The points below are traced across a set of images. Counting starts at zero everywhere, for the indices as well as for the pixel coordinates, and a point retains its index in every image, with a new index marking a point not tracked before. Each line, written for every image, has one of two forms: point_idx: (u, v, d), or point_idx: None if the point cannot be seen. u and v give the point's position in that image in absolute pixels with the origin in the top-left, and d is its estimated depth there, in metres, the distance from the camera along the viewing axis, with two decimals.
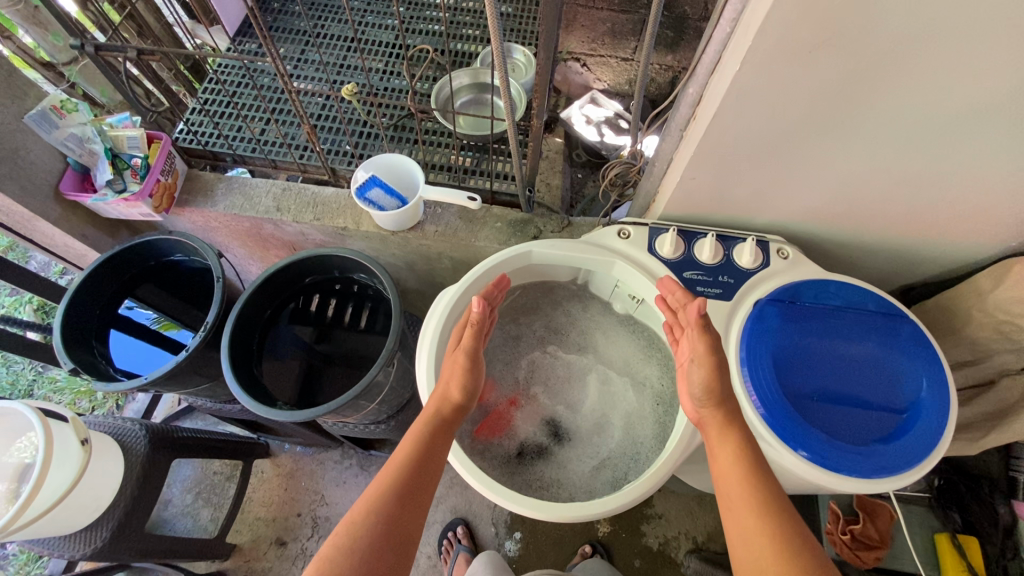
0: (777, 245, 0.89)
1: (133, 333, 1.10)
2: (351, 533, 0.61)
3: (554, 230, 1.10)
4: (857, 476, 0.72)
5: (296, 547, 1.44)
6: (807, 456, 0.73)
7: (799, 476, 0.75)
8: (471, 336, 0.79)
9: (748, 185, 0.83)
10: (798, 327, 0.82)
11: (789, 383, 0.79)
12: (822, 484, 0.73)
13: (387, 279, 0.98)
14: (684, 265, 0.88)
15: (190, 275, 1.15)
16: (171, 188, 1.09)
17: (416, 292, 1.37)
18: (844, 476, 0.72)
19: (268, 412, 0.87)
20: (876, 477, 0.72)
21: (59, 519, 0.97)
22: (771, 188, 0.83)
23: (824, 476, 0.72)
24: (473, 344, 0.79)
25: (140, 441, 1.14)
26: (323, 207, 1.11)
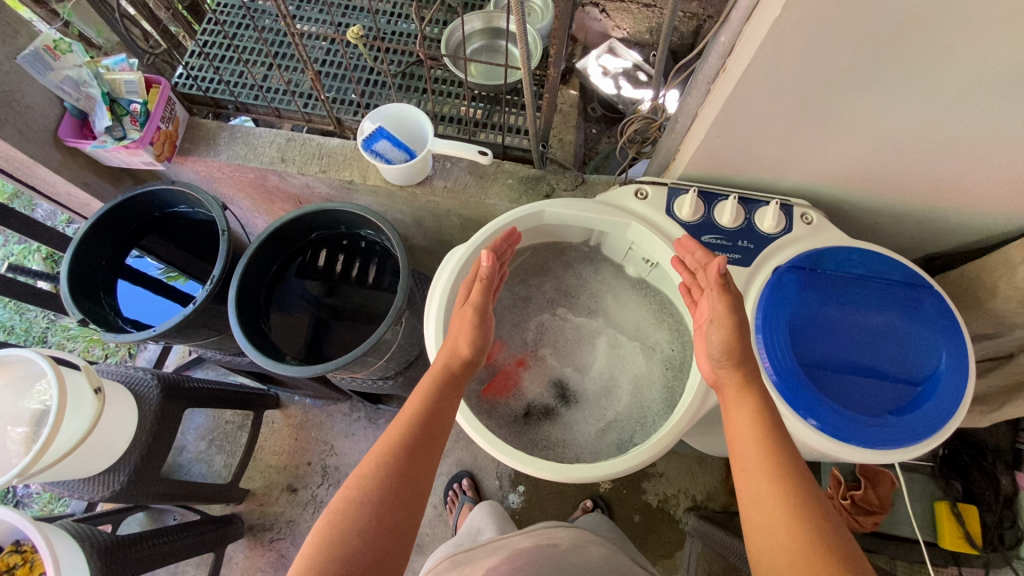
0: (801, 210, 0.83)
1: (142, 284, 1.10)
2: (360, 485, 0.63)
3: (567, 188, 1.06)
4: (866, 446, 0.71)
5: (307, 494, 1.49)
6: (817, 426, 0.72)
7: (807, 444, 0.75)
8: (479, 291, 0.77)
9: (776, 144, 0.78)
10: (818, 295, 0.79)
11: (803, 352, 0.77)
12: (829, 453, 0.73)
13: (395, 235, 0.95)
14: (702, 229, 0.83)
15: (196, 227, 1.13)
16: (173, 136, 1.06)
17: (424, 250, 1.35)
18: (853, 446, 0.72)
19: (276, 368, 0.87)
20: (885, 448, 0.71)
21: (78, 463, 1.00)
22: (801, 148, 0.78)
23: (832, 445, 0.72)
24: (481, 301, 0.77)
25: (151, 391, 1.16)
26: (328, 158, 1.08)
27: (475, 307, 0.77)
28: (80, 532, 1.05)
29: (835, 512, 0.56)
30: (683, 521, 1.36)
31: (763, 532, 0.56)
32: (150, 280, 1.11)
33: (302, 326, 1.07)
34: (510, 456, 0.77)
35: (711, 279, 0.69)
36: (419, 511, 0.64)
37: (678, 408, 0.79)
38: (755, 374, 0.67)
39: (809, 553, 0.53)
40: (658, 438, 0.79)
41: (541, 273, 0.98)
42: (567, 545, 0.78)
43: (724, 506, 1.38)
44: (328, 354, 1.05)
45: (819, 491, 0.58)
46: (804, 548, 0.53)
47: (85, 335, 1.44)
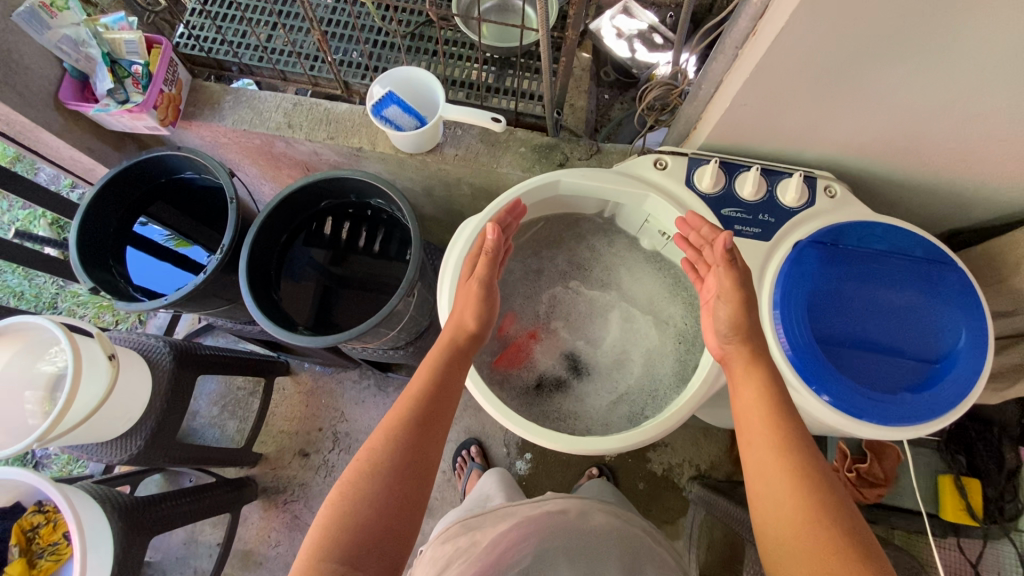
0: (825, 182, 0.81)
1: (149, 251, 1.09)
2: (372, 456, 0.64)
3: (582, 157, 1.04)
4: (879, 423, 0.72)
5: (319, 459, 1.52)
6: (830, 402, 0.72)
7: (819, 419, 0.75)
8: (486, 265, 0.77)
9: (802, 114, 0.75)
10: (837, 271, 0.78)
11: (821, 328, 0.76)
12: (840, 428, 0.73)
13: (407, 205, 0.93)
14: (722, 201, 0.80)
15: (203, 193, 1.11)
16: (176, 100, 1.03)
17: (433, 219, 1.34)
18: (865, 422, 0.72)
19: (287, 337, 0.87)
20: (898, 425, 0.71)
21: (94, 428, 1.02)
22: (827, 119, 0.75)
23: (844, 420, 0.72)
24: (486, 274, 0.77)
25: (164, 357, 1.17)
26: (337, 124, 1.05)
27: (481, 280, 0.77)
28: (101, 494, 1.07)
29: (838, 484, 0.57)
30: (686, 489, 1.39)
31: (770, 506, 0.57)
32: (159, 247, 1.10)
33: (311, 295, 1.06)
34: (514, 422, 0.77)
35: (717, 254, 0.68)
36: (429, 480, 0.65)
37: (690, 383, 0.79)
38: (762, 348, 0.67)
39: (815, 525, 0.53)
40: (665, 411, 0.80)
41: (554, 245, 0.97)
42: (577, 510, 0.80)
43: (728, 475, 1.40)
44: (337, 323, 1.05)
45: (823, 463, 0.58)
46: (809, 521, 0.54)
47: (95, 302, 1.44)
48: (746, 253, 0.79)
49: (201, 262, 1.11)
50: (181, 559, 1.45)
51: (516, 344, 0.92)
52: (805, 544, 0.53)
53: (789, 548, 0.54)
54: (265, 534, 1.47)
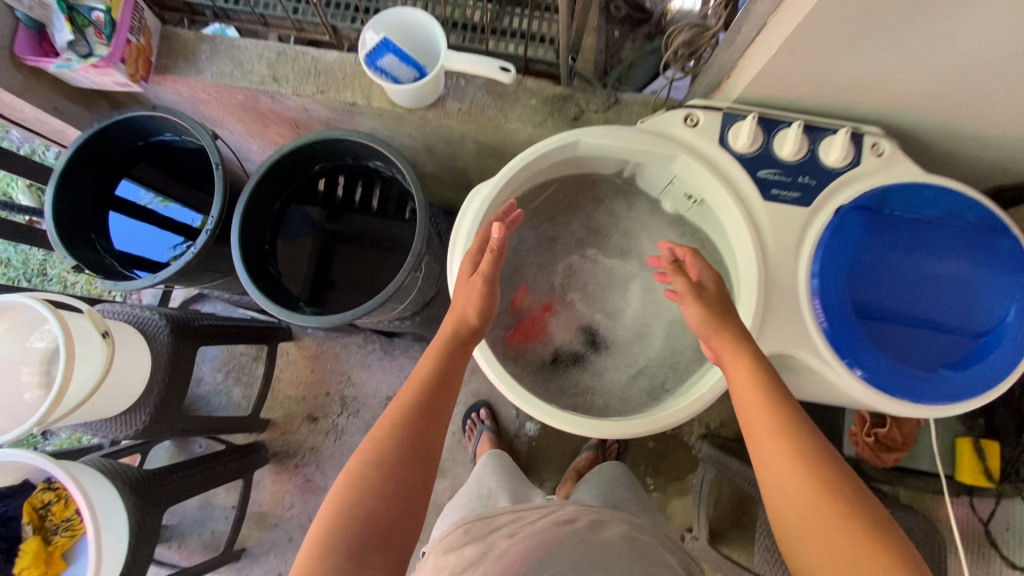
0: (872, 139, 0.72)
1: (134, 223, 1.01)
2: (374, 451, 0.60)
3: (597, 109, 0.95)
4: (912, 400, 0.68)
5: (328, 423, 1.52)
6: (863, 377, 0.69)
7: (848, 393, 0.72)
8: (489, 262, 0.68)
9: (853, 66, 0.66)
10: (882, 239, 0.71)
11: (860, 301, 0.71)
12: (869, 403, 0.70)
13: (410, 171, 0.85)
14: (758, 162, 0.72)
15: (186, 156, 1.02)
16: (146, 51, 0.93)
17: (434, 177, 1.25)
18: (897, 399, 0.69)
19: (285, 317, 0.81)
20: (932, 403, 0.68)
21: (95, 406, 1.01)
22: (881, 71, 0.66)
23: (875, 397, 0.69)
24: (490, 270, 0.69)
25: (162, 331, 1.12)
26: (326, 75, 0.95)
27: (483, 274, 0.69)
28: (111, 469, 1.07)
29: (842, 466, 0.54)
30: (696, 448, 1.39)
31: (782, 499, 0.54)
32: (142, 210, 1.02)
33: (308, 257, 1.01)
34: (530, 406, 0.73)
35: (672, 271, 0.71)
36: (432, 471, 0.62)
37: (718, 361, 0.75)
38: (742, 331, 0.64)
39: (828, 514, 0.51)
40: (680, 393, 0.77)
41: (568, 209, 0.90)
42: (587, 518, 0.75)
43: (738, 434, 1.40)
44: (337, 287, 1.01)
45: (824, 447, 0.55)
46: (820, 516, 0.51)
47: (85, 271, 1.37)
48: (783, 221, 0.72)
49: (191, 224, 1.04)
50: (198, 521, 1.48)
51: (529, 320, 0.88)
52: (825, 535, 0.50)
53: (808, 541, 0.51)
54: (279, 496, 1.49)
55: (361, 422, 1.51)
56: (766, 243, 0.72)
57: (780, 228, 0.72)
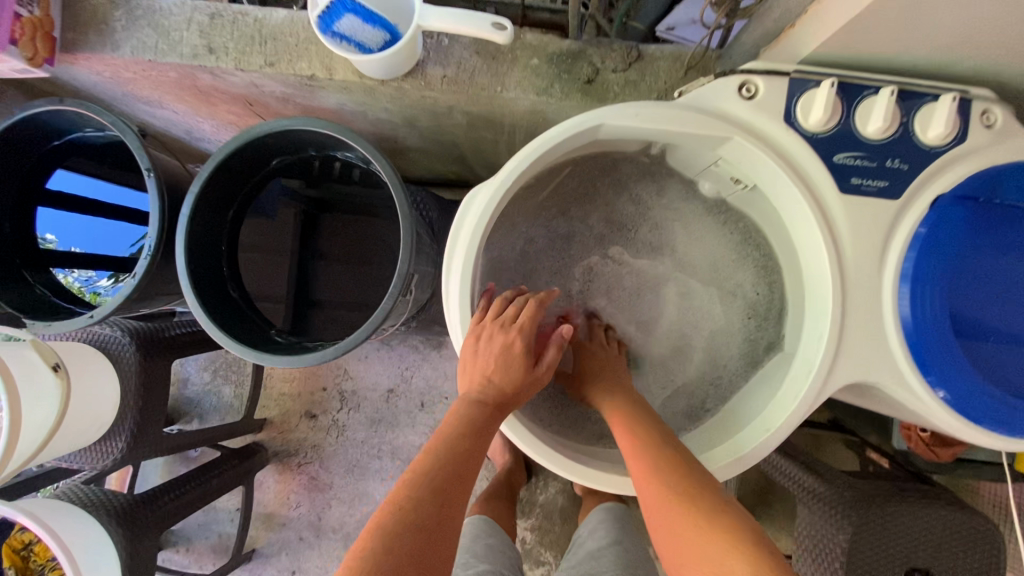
0: (982, 106, 0.56)
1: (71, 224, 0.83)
2: (402, 515, 0.46)
3: (616, 68, 0.75)
4: (1003, 431, 0.56)
5: (328, 419, 1.42)
6: (946, 399, 0.56)
7: (923, 418, 0.59)
8: (558, 352, 0.65)
9: (971, 16, 0.48)
10: (988, 236, 0.56)
11: (957, 313, 0.56)
12: (949, 431, 0.57)
13: (390, 169, 0.69)
14: (834, 144, 0.56)
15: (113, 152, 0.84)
16: (44, 24, 0.73)
17: (420, 151, 1.06)
18: (984, 429, 0.56)
19: (264, 361, 0.68)
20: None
21: (57, 446, 0.89)
22: (1010, 21, 0.49)
23: (959, 425, 0.56)
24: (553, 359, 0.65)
25: (126, 350, 0.99)
26: (275, 42, 0.76)
27: (550, 365, 0.64)
28: (94, 500, 0.98)
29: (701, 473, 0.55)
30: None
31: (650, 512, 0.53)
32: (78, 201, 0.84)
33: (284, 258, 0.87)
34: (567, 468, 0.61)
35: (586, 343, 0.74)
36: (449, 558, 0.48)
37: (775, 392, 0.62)
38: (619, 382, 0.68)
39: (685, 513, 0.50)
40: (714, 425, 0.68)
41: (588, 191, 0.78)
42: None
43: None
44: (325, 271, 0.90)
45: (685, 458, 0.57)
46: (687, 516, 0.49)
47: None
48: (866, 220, 0.56)
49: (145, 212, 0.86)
50: (204, 525, 1.42)
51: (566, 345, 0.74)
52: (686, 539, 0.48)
53: (671, 549, 0.49)
54: (285, 496, 1.42)
55: (363, 416, 1.42)
56: (842, 249, 0.57)
57: (861, 229, 0.56)
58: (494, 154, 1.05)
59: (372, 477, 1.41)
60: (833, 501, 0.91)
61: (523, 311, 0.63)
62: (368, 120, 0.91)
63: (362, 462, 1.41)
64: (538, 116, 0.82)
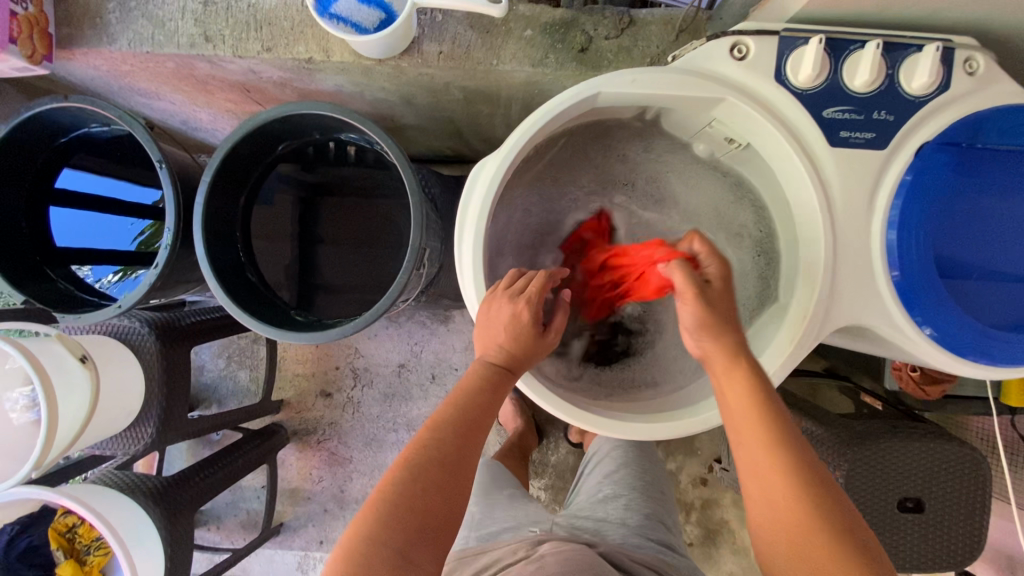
0: (966, 53, 0.58)
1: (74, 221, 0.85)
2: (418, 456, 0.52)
3: (608, 35, 0.77)
4: (984, 362, 0.59)
5: (343, 397, 1.47)
6: (932, 335, 0.59)
7: (911, 354, 0.63)
8: (563, 319, 0.66)
9: None
10: (969, 179, 0.59)
11: (941, 256, 0.60)
12: (934, 364, 0.61)
13: (396, 147, 0.70)
14: (823, 99, 0.58)
15: (115, 146, 0.85)
16: (39, 21, 0.74)
17: (417, 128, 1.08)
18: (968, 361, 0.60)
19: (288, 338, 0.71)
20: (1007, 367, 0.59)
21: (92, 432, 0.93)
22: None
23: (943, 358, 0.60)
24: (559, 324, 0.65)
25: (146, 339, 1.02)
26: (270, 26, 0.76)
27: (558, 329, 0.65)
28: (129, 484, 1.03)
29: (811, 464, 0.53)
30: None
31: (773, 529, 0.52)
32: (89, 197, 0.86)
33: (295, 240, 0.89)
34: (591, 423, 0.63)
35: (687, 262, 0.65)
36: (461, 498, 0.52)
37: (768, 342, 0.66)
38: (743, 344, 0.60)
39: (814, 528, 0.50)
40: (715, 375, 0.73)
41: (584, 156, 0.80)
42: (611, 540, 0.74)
43: None
44: (331, 253, 0.91)
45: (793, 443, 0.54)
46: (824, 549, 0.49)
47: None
48: (856, 171, 0.59)
49: (148, 203, 0.87)
50: (232, 504, 1.48)
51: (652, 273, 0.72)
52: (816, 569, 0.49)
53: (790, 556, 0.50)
54: (307, 472, 1.48)
55: (376, 392, 1.46)
56: (832, 201, 0.60)
57: (850, 180, 0.59)
58: (489, 128, 1.06)
59: (389, 448, 1.47)
60: (832, 442, 0.96)
61: (529, 287, 0.63)
62: (366, 100, 0.92)
63: (379, 435, 1.46)
64: (533, 87, 0.83)
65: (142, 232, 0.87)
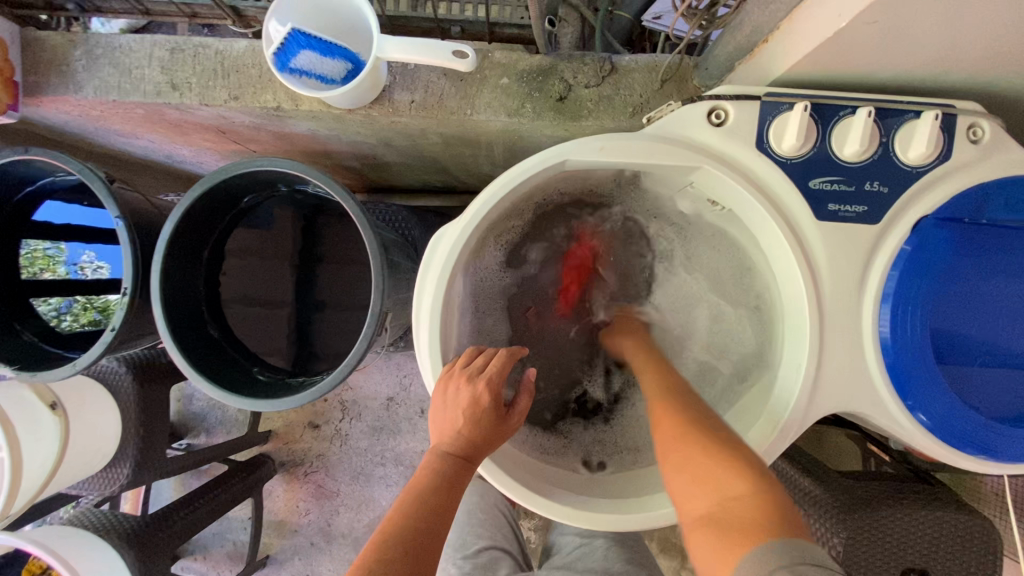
0: (969, 120, 0.53)
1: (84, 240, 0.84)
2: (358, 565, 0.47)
3: (589, 83, 0.72)
4: (985, 456, 0.54)
5: (330, 429, 1.45)
6: (926, 425, 0.54)
7: (905, 442, 0.58)
8: (527, 399, 0.61)
9: (940, 31, 0.46)
10: (974, 257, 0.54)
11: (940, 339, 0.55)
12: (930, 456, 0.56)
13: (358, 205, 0.67)
14: (808, 169, 0.54)
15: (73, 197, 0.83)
16: (5, 71, 0.73)
17: (402, 166, 1.05)
18: (967, 454, 0.54)
19: (246, 403, 0.68)
20: (1010, 463, 0.54)
21: (62, 478, 0.91)
22: (981, 34, 0.46)
23: (939, 450, 0.55)
24: (521, 405, 0.61)
25: (123, 380, 1.01)
26: (237, 75, 0.74)
27: (521, 413, 0.61)
28: (103, 524, 1.02)
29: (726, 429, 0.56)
30: None
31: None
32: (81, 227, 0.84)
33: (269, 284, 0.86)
34: (547, 509, 0.59)
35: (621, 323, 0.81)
36: None
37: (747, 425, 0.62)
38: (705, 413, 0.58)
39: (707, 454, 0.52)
40: None
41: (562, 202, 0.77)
42: None
43: None
44: (321, 276, 0.87)
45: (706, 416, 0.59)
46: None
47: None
48: (844, 246, 0.54)
49: None
50: (219, 534, 1.47)
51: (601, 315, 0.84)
52: None
53: None
54: (293, 504, 1.45)
55: (364, 424, 1.44)
56: (820, 279, 0.55)
57: (838, 256, 0.54)
58: (475, 166, 1.03)
59: (376, 482, 1.44)
60: (829, 506, 0.90)
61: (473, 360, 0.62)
62: (343, 142, 0.89)
63: (366, 469, 1.44)
64: (512, 135, 0.79)
65: None
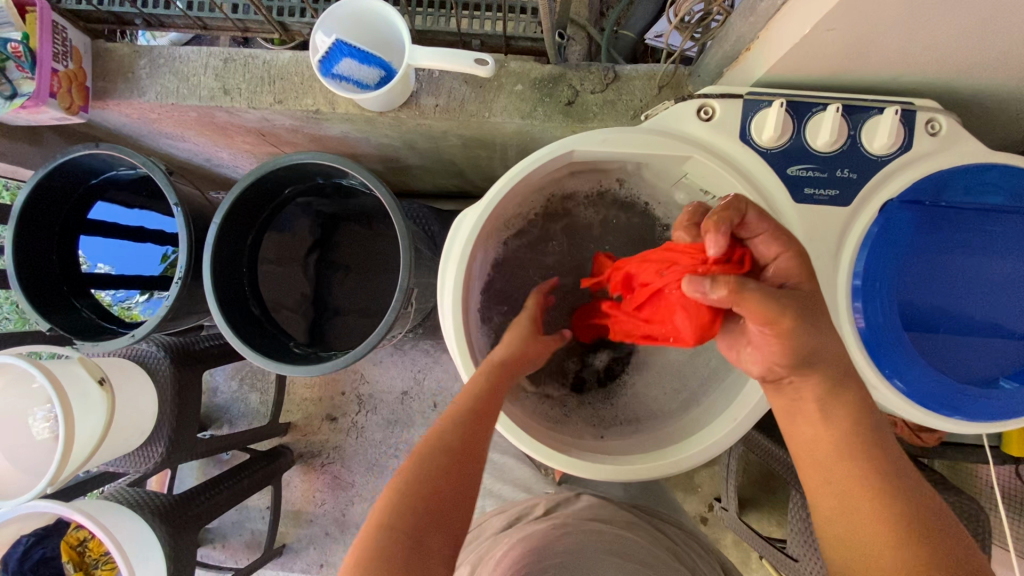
0: (927, 115, 0.61)
1: (111, 236, 0.94)
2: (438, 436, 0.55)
3: (594, 89, 0.81)
4: (953, 415, 0.60)
5: (347, 422, 1.51)
6: (901, 389, 0.60)
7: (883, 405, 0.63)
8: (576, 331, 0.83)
9: (893, 36, 0.54)
10: (935, 235, 0.61)
11: (910, 309, 0.61)
12: (904, 416, 0.62)
13: (388, 194, 0.75)
14: (786, 158, 0.62)
15: (130, 188, 0.93)
16: (79, 78, 0.83)
17: (421, 168, 1.13)
18: (938, 414, 0.60)
19: (284, 370, 0.76)
20: (976, 420, 0.60)
21: (109, 448, 0.98)
22: (928, 40, 0.54)
23: (912, 410, 0.60)
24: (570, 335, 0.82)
25: (161, 362, 1.09)
26: (282, 81, 0.83)
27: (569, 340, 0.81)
28: (137, 501, 1.08)
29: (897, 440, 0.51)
30: None
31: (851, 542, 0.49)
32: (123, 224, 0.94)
33: (302, 270, 0.95)
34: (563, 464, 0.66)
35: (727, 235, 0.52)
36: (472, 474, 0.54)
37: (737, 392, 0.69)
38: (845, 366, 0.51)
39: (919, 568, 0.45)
40: (691, 419, 0.74)
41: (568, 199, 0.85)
42: None
43: None
44: (337, 278, 0.97)
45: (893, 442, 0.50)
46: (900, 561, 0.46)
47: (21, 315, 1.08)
48: (819, 226, 0.62)
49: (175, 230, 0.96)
50: (238, 523, 1.52)
51: (660, 298, 0.61)
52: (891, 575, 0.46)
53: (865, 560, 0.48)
54: (310, 494, 1.51)
55: (380, 417, 1.50)
56: None
57: (814, 234, 0.62)
58: (490, 169, 1.11)
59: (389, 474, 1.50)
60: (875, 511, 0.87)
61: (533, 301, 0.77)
62: (371, 145, 0.98)
63: (380, 460, 1.50)
64: (525, 135, 0.88)
65: (165, 259, 0.96)
